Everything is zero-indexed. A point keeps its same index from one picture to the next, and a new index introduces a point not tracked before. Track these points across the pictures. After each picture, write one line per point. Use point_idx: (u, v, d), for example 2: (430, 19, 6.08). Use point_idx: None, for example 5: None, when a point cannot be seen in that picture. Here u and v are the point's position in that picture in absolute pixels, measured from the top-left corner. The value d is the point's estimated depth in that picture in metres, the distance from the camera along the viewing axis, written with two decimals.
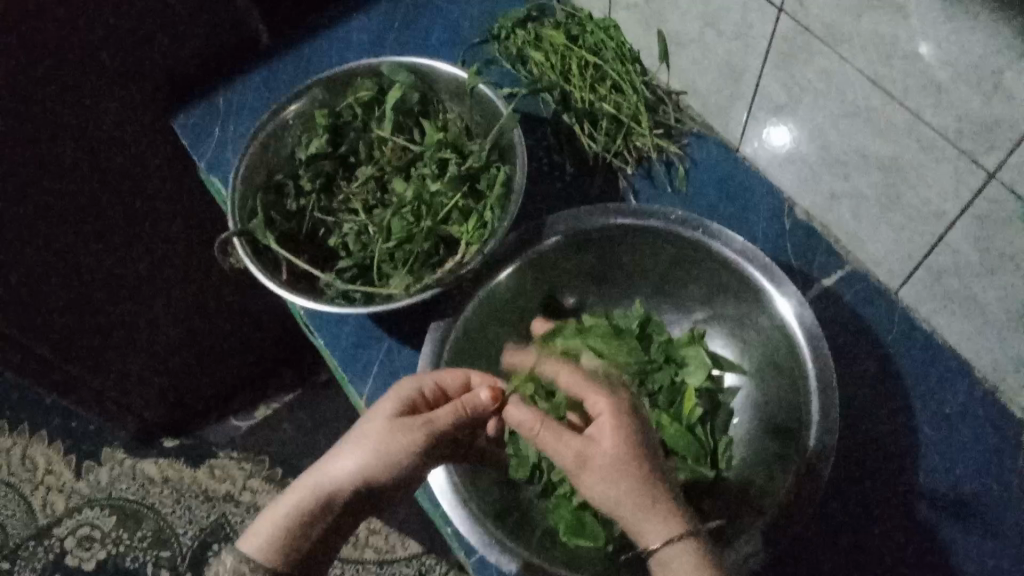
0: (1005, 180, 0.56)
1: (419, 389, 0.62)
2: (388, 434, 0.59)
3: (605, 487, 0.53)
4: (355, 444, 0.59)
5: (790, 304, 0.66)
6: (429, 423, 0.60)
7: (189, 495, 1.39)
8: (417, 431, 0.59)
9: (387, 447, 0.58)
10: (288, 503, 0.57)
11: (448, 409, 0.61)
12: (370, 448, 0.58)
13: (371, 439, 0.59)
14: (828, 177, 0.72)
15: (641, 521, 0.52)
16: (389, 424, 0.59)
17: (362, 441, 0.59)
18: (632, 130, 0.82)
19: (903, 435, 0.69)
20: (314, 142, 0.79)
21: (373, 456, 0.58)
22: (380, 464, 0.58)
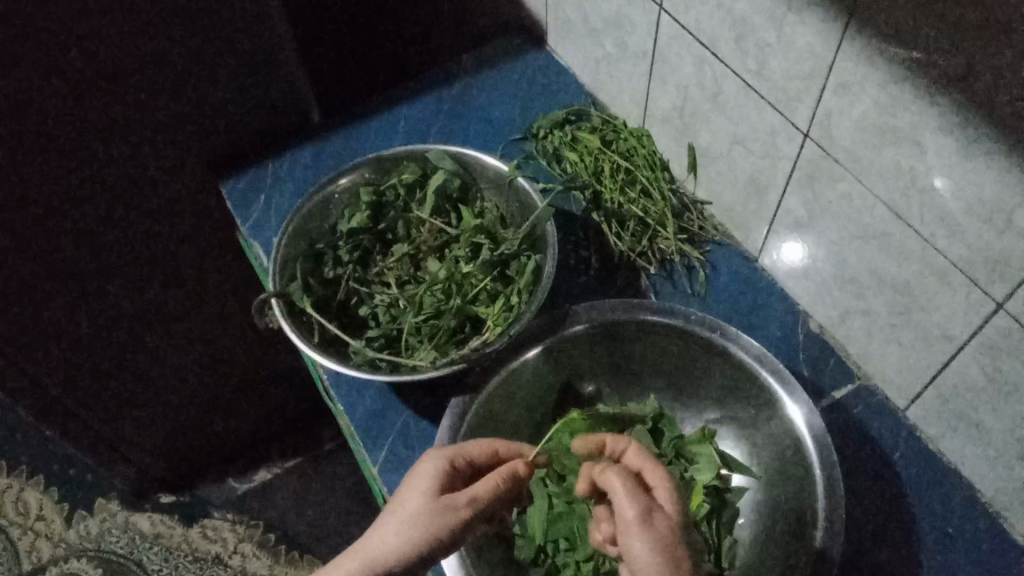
0: (1012, 310, 0.59)
1: (450, 462, 0.64)
2: (429, 514, 0.61)
3: (664, 536, 0.56)
4: (398, 526, 0.61)
5: (801, 411, 0.68)
6: (468, 500, 0.62)
7: (179, 554, 1.38)
8: (454, 512, 0.61)
9: (425, 528, 0.61)
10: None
11: (487, 482, 0.63)
12: (407, 528, 0.61)
13: (413, 519, 0.61)
14: (843, 294, 0.76)
15: None
16: (426, 504, 0.62)
17: (397, 521, 0.62)
18: (657, 233, 0.86)
19: (906, 552, 0.70)
20: (356, 216, 0.83)
21: (410, 537, 0.60)
22: (423, 544, 0.60)
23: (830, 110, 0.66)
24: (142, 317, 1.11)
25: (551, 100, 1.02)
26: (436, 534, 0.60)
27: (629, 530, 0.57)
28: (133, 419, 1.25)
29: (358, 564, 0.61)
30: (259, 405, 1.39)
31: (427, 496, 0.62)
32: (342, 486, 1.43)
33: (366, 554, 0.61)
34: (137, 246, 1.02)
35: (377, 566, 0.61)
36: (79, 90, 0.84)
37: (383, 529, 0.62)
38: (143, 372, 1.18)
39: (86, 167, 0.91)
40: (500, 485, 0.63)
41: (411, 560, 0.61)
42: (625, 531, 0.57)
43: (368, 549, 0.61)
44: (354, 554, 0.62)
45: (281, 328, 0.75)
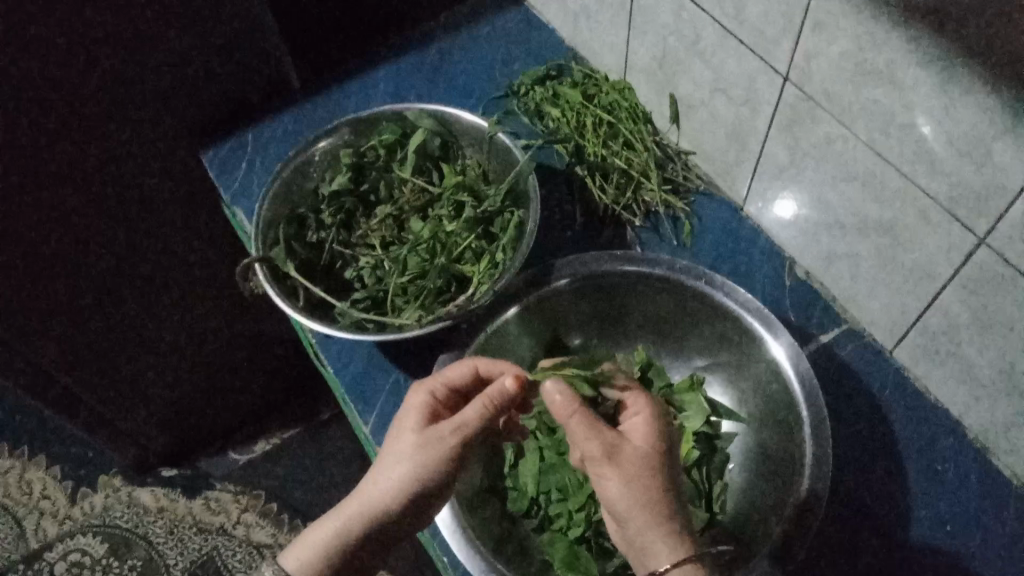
0: (994, 245, 0.59)
1: (431, 393, 0.67)
2: (420, 450, 0.64)
3: (633, 478, 0.56)
4: (391, 467, 0.64)
5: (787, 354, 0.68)
6: (455, 429, 0.64)
7: (183, 526, 1.37)
8: (449, 439, 0.64)
9: (422, 460, 0.63)
10: (339, 517, 0.65)
11: (474, 407, 0.64)
12: (406, 463, 0.63)
13: (403, 458, 0.64)
14: (828, 238, 0.76)
15: (646, 529, 0.56)
16: (420, 437, 0.64)
17: (395, 458, 0.64)
18: (641, 185, 0.86)
19: (893, 490, 0.71)
20: (338, 178, 0.82)
21: (410, 470, 0.63)
22: (418, 479, 0.63)
23: (809, 52, 0.65)
24: (131, 293, 1.11)
25: (532, 57, 1.01)
26: (428, 468, 0.63)
27: (600, 470, 0.58)
28: (129, 395, 1.25)
29: (357, 509, 0.64)
30: (254, 377, 1.40)
31: (415, 431, 0.65)
32: (341, 454, 1.44)
33: (364, 499, 0.64)
34: (122, 219, 1.01)
35: (375, 510, 0.64)
36: (52, 67, 0.83)
37: (378, 472, 0.65)
38: (136, 349, 1.18)
39: (65, 144, 0.90)
40: (489, 407, 0.64)
41: (409, 497, 0.63)
42: (596, 470, 0.58)
43: (364, 495, 0.64)
44: (354, 499, 0.65)
45: (266, 293, 0.75)
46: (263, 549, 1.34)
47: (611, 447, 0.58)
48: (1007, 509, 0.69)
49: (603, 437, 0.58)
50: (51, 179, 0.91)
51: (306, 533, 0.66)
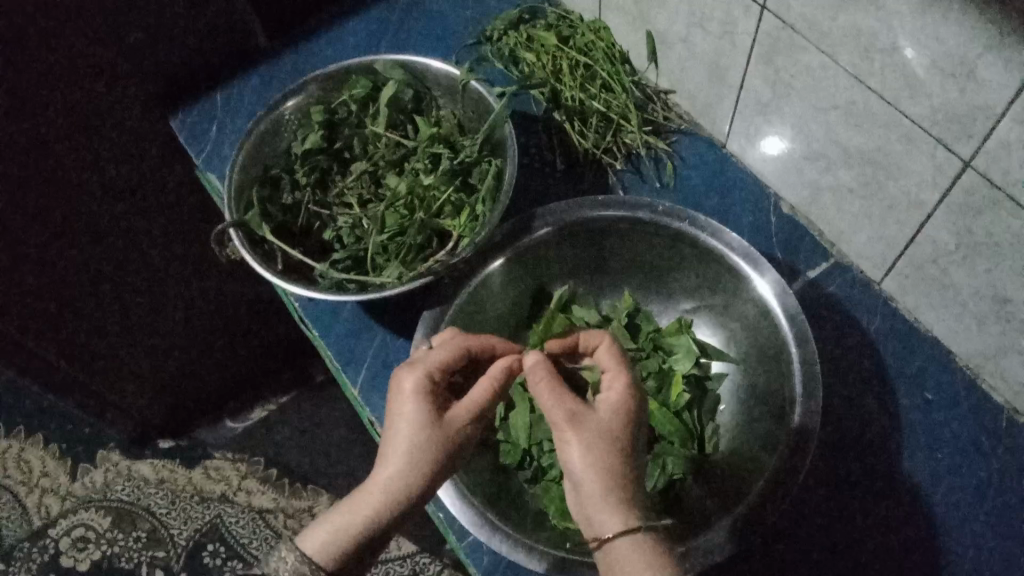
0: (980, 168, 0.58)
1: (428, 376, 0.64)
2: (440, 437, 0.61)
3: (592, 445, 0.55)
4: (411, 453, 0.60)
5: (772, 287, 0.68)
6: (465, 412, 0.63)
7: (184, 496, 1.37)
8: (461, 419, 0.63)
9: (443, 443, 0.61)
10: (359, 514, 0.60)
11: (480, 387, 0.65)
12: (427, 450, 0.61)
13: (425, 442, 0.61)
14: (812, 171, 0.74)
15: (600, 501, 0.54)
16: (435, 421, 0.62)
17: (411, 446, 0.61)
18: (621, 127, 0.84)
19: (884, 422, 0.71)
20: (309, 137, 0.80)
21: (434, 456, 0.61)
22: (444, 461, 0.61)
23: None
24: (113, 267, 1.08)
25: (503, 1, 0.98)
26: (447, 446, 0.62)
27: (561, 433, 0.57)
28: (122, 371, 1.24)
29: (378, 499, 0.60)
30: (247, 343, 1.38)
31: (421, 410, 0.62)
32: (337, 415, 1.43)
33: (385, 488, 0.60)
34: (98, 192, 0.99)
35: (401, 498, 0.60)
36: (10, 43, 0.79)
37: (393, 459, 0.61)
38: (123, 323, 1.17)
39: (31, 118, 0.87)
40: (495, 388, 0.64)
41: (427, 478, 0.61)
42: (558, 435, 0.57)
43: (385, 483, 0.60)
44: (374, 493, 0.60)
45: (242, 258, 0.73)
46: (265, 515, 1.35)
47: (573, 412, 0.58)
48: (998, 433, 0.69)
49: (569, 403, 0.58)
50: (20, 156, 0.88)
51: (319, 534, 0.60)
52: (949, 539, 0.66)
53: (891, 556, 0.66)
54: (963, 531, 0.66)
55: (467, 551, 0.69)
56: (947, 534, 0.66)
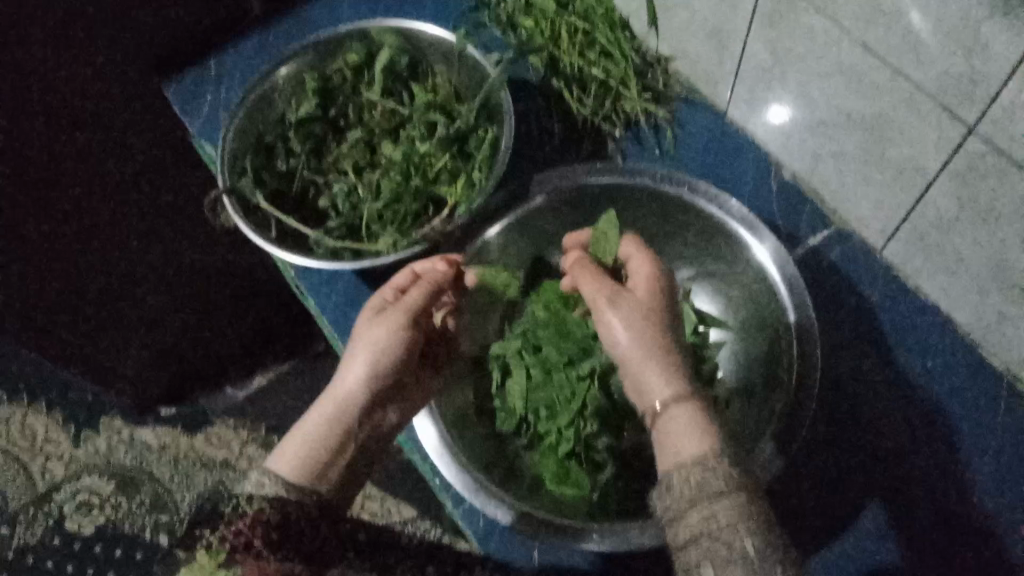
0: (983, 134, 0.57)
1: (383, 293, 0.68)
2: (381, 337, 0.65)
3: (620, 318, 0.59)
4: (361, 360, 0.65)
5: (771, 254, 0.67)
6: (407, 312, 0.67)
7: (187, 462, 1.39)
8: (401, 319, 0.66)
9: (382, 344, 0.65)
10: (313, 423, 0.62)
11: (419, 290, 0.68)
12: (368, 352, 0.65)
13: (373, 347, 0.65)
14: (817, 137, 0.73)
15: (648, 379, 0.57)
16: (377, 325, 0.66)
17: (357, 353, 0.65)
18: (620, 95, 0.83)
19: (881, 391, 0.72)
20: (303, 104, 0.79)
21: (374, 356, 0.65)
22: (385, 362, 0.65)
23: None
24: (114, 236, 1.07)
25: None
26: (395, 354, 0.66)
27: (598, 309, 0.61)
28: (115, 339, 1.21)
29: (328, 407, 0.63)
30: (242, 320, 1.32)
31: (368, 323, 0.66)
32: None
33: (336, 398, 0.64)
34: (98, 156, 0.98)
35: (347, 403, 0.63)
36: None
37: (345, 372, 0.65)
38: (125, 292, 1.15)
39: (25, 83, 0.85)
40: (434, 288, 0.68)
41: (379, 386, 0.65)
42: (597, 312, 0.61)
43: (337, 394, 0.64)
44: (325, 404, 0.63)
45: (236, 225, 0.72)
46: None
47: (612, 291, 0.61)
48: (997, 401, 0.69)
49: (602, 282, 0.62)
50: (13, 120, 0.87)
51: (280, 450, 0.60)
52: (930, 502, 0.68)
53: (884, 522, 0.68)
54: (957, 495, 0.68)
55: (463, 517, 0.69)
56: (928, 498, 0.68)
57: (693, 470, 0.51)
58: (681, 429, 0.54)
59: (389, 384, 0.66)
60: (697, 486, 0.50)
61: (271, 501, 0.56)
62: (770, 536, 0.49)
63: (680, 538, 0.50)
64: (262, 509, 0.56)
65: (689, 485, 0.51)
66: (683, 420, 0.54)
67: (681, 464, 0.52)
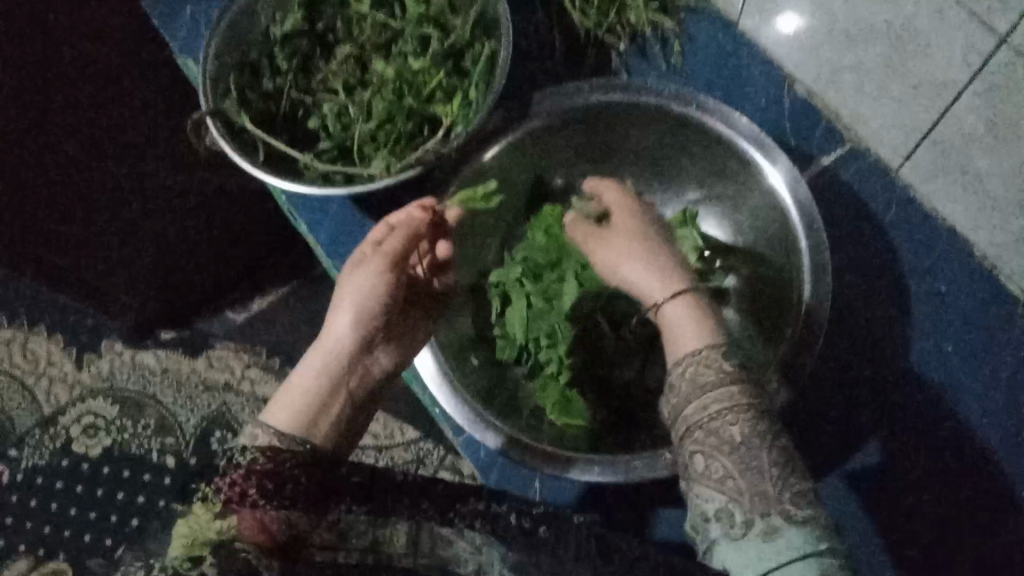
0: (1015, 43, 0.60)
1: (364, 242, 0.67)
2: (364, 286, 0.64)
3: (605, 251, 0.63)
4: (345, 309, 0.64)
5: (784, 178, 0.64)
6: (387, 258, 0.65)
7: (189, 384, 1.33)
8: (382, 266, 0.65)
9: (365, 292, 0.64)
10: (304, 376, 0.61)
11: (398, 235, 0.65)
12: (351, 303, 0.64)
13: (356, 296, 0.64)
14: (832, 50, 0.71)
15: (647, 287, 0.59)
16: (358, 275, 0.65)
17: (342, 304, 0.64)
18: (626, 4, 0.76)
19: (897, 318, 0.70)
20: (288, 17, 0.74)
21: (357, 307, 0.64)
22: (369, 311, 0.64)
23: None
24: None
25: None
26: (379, 302, 0.65)
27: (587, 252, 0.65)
28: (124, 274, 1.15)
29: (318, 359, 0.62)
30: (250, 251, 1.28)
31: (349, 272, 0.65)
32: None
33: (325, 349, 0.63)
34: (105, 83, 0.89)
35: (336, 354, 0.63)
36: None
37: (331, 323, 0.64)
38: None
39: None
40: (413, 232, 0.65)
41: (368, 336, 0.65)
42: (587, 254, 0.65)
43: (325, 345, 0.63)
44: (315, 358, 0.63)
45: (221, 149, 0.69)
46: None
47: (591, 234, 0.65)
48: (1011, 324, 0.69)
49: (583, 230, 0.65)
50: None
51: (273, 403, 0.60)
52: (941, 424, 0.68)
53: (897, 441, 0.67)
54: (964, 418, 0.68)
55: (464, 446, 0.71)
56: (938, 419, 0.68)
57: (686, 366, 0.53)
58: (683, 320, 0.56)
59: (377, 332, 0.65)
60: (691, 380, 0.53)
61: (264, 452, 0.56)
62: (760, 425, 0.51)
63: (680, 430, 0.53)
64: (256, 459, 0.56)
65: (683, 380, 0.53)
66: (686, 308, 0.57)
67: (689, 359, 0.54)
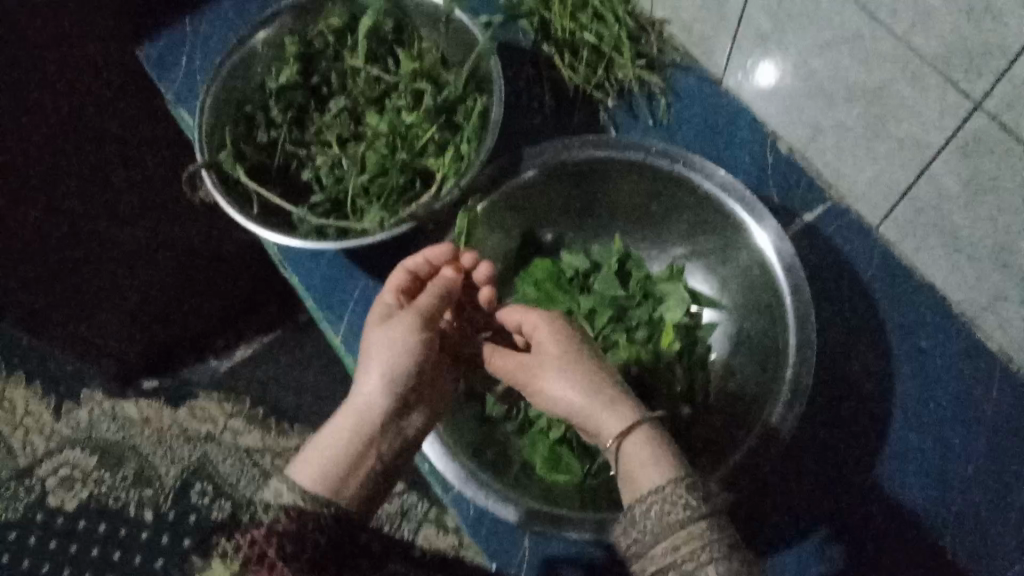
0: (991, 110, 0.55)
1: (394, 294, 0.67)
2: (394, 342, 0.64)
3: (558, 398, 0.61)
4: (375, 371, 0.63)
5: (768, 235, 0.65)
6: (418, 311, 0.65)
7: (170, 436, 1.22)
8: (412, 320, 0.64)
9: (398, 347, 0.64)
10: (335, 438, 0.61)
11: (429, 291, 0.66)
12: (382, 360, 0.63)
13: (387, 353, 0.63)
14: (809, 109, 0.71)
15: (602, 427, 0.58)
16: (387, 329, 0.65)
17: (372, 362, 0.64)
18: (613, 61, 0.80)
19: (879, 372, 0.70)
20: (284, 71, 0.75)
21: (388, 364, 0.63)
22: (398, 369, 0.63)
23: None
24: None
25: None
26: (411, 358, 0.64)
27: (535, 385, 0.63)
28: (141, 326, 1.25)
29: (347, 424, 0.61)
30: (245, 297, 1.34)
31: (380, 328, 0.65)
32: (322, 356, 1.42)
33: (354, 413, 0.62)
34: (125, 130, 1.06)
35: (363, 420, 0.62)
36: None
37: (359, 386, 0.63)
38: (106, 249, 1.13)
39: None
40: (442, 288, 0.66)
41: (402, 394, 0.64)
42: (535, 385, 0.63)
43: (354, 407, 0.62)
44: (344, 420, 0.62)
45: (215, 202, 0.69)
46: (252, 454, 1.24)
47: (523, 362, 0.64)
48: (991, 378, 0.69)
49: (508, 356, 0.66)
50: None
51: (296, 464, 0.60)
52: (917, 480, 0.67)
53: (853, 517, 0.67)
54: (923, 485, 0.67)
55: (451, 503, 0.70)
56: (915, 474, 0.67)
57: (651, 504, 0.51)
58: (643, 459, 0.55)
59: (411, 389, 0.64)
60: (658, 520, 0.50)
61: (288, 511, 0.56)
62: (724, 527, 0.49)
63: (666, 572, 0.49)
64: (279, 518, 0.56)
65: (649, 520, 0.51)
66: (646, 445, 0.56)
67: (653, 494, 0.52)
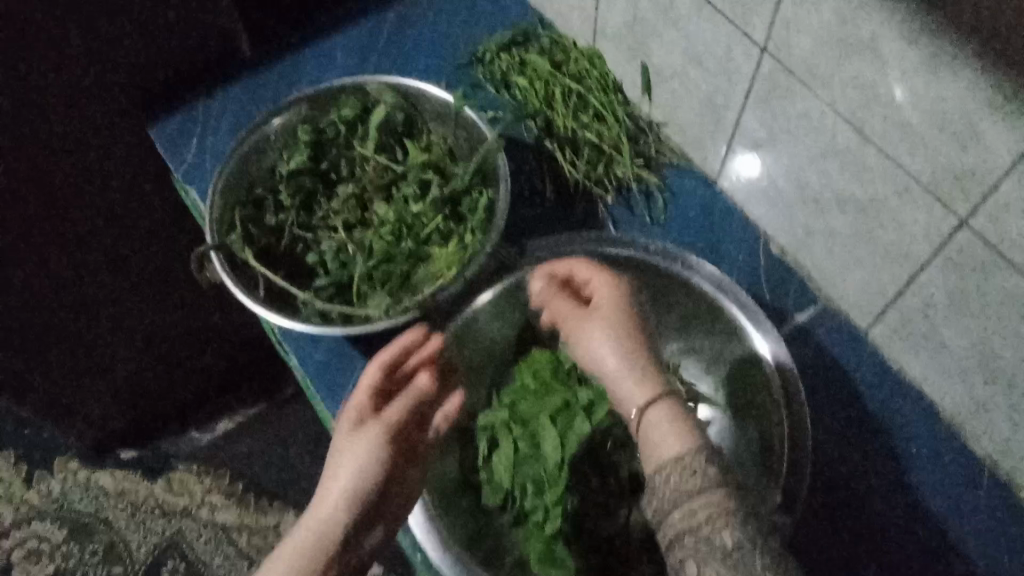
0: (976, 227, 0.58)
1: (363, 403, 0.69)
2: (358, 456, 0.66)
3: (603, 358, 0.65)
4: (338, 484, 0.66)
5: (768, 341, 0.68)
6: (383, 424, 0.68)
7: (145, 509, 1.28)
8: (375, 432, 0.67)
9: (361, 459, 0.66)
10: (292, 553, 0.62)
11: (395, 405, 0.69)
12: (346, 471, 0.66)
13: (352, 465, 0.66)
14: (804, 214, 0.74)
15: (631, 391, 0.63)
16: (354, 439, 0.67)
17: (337, 474, 0.66)
18: (613, 159, 0.83)
19: (870, 475, 0.71)
20: (295, 156, 0.78)
21: (352, 476, 0.66)
22: (361, 481, 0.65)
23: (790, 20, 0.62)
24: (87, 263, 1.05)
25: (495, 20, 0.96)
26: (374, 469, 0.66)
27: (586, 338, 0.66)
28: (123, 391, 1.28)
29: (305, 537, 0.63)
30: (229, 364, 1.37)
31: (347, 442, 0.67)
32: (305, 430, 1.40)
33: (310, 526, 0.64)
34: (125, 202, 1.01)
35: (325, 535, 0.63)
36: None
37: (322, 497, 0.66)
38: (102, 321, 1.15)
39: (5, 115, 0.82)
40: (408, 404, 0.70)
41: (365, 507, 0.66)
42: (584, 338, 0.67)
43: (313, 522, 0.64)
44: (302, 536, 0.63)
45: (223, 284, 0.70)
46: (229, 531, 1.27)
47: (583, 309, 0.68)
48: (977, 485, 0.70)
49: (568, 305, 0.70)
50: None
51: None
52: None
53: None
54: None
55: None
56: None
57: (666, 473, 0.57)
58: (663, 431, 0.59)
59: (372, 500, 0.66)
60: (673, 487, 0.56)
61: None
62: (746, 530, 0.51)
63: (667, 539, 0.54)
64: None
65: (665, 487, 0.56)
66: (670, 417, 0.60)
67: (667, 466, 0.57)
